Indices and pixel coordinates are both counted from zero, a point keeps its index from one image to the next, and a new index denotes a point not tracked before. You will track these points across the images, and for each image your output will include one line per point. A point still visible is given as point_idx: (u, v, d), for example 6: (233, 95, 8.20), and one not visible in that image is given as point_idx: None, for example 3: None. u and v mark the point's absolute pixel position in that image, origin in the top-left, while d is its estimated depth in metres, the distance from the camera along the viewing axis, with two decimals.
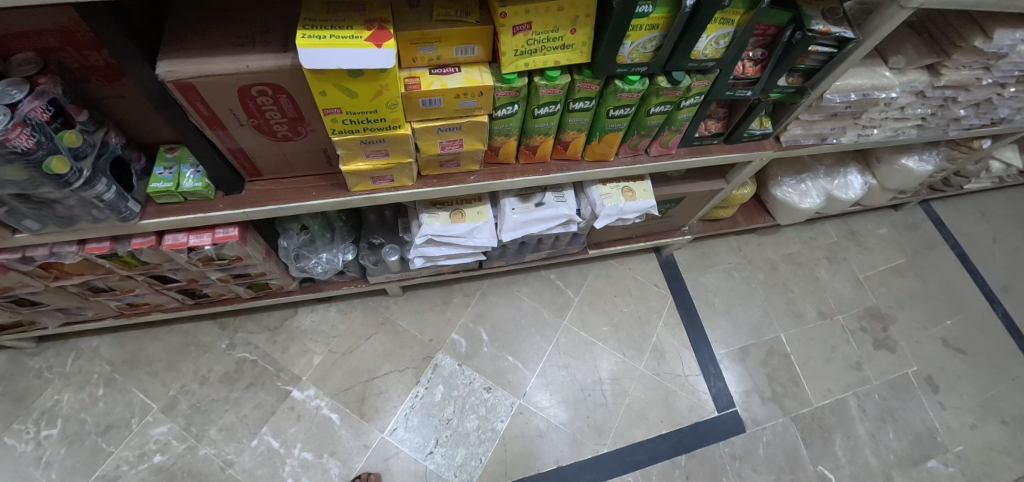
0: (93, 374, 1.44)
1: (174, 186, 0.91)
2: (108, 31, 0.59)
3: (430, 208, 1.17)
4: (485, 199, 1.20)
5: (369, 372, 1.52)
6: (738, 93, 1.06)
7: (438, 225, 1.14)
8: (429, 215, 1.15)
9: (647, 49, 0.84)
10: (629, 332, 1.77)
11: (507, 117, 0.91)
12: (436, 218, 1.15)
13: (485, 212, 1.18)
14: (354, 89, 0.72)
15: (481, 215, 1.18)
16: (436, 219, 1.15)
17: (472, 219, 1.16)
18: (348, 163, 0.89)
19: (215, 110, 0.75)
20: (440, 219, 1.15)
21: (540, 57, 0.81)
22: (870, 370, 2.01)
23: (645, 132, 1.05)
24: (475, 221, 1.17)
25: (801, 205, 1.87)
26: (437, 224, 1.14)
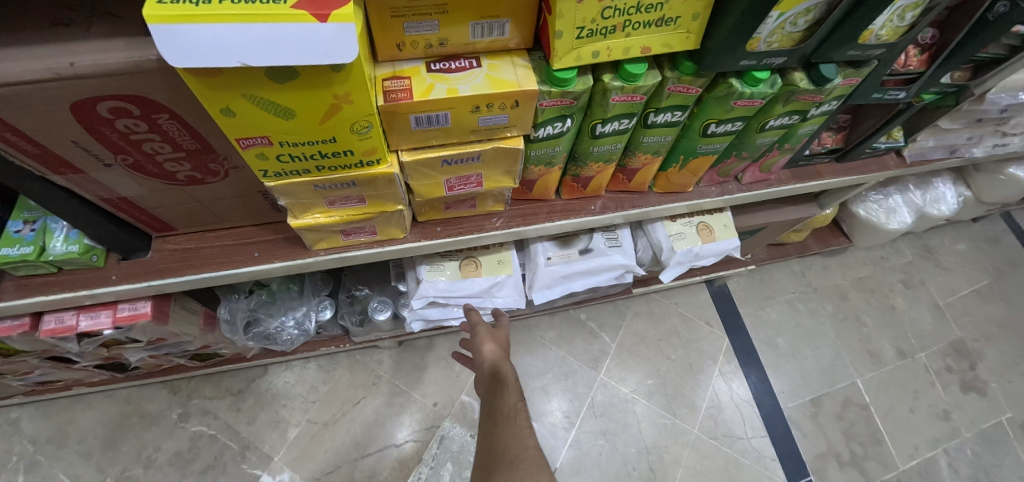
0: (10, 457, 1.12)
1: (35, 253, 0.57)
2: None
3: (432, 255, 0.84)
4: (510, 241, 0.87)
5: (358, 449, 1.19)
6: (887, 95, 0.72)
7: (445, 283, 0.82)
8: (430, 268, 0.83)
9: (795, 28, 0.51)
10: (678, 384, 1.45)
11: (551, 139, 0.57)
12: (439, 272, 0.83)
13: (509, 262, 0.85)
14: (288, 105, 0.39)
15: (506, 267, 0.85)
16: (440, 274, 0.83)
17: (490, 272, 0.84)
18: (301, 216, 0.57)
19: (48, 146, 0.42)
20: (447, 274, 0.83)
21: (620, 41, 0.47)
22: (960, 420, 1.65)
23: (748, 153, 0.72)
24: (495, 276, 0.84)
25: (887, 224, 1.52)
26: (442, 280, 0.82)
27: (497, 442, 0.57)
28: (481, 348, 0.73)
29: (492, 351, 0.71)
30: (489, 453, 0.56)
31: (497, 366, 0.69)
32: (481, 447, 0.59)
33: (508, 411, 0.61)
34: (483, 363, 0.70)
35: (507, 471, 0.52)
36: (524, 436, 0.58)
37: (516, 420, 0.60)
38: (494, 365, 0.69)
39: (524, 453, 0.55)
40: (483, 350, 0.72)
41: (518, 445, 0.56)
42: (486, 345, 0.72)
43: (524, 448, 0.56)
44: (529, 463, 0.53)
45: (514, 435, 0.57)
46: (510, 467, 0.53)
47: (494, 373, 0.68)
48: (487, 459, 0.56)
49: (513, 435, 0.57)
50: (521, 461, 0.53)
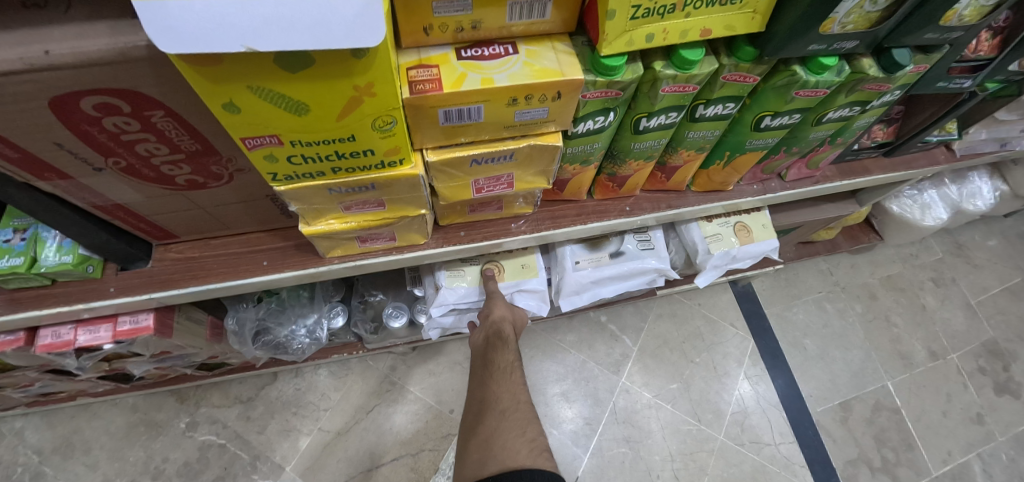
0: (15, 468, 1.09)
1: (25, 265, 0.53)
2: None
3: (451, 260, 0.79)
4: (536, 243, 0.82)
5: (372, 459, 1.15)
6: (953, 84, 0.66)
7: (464, 290, 0.78)
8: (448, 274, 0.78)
9: (874, 7, 0.44)
10: (703, 388, 1.39)
11: (589, 135, 0.51)
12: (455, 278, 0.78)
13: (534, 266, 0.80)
14: (300, 99, 0.33)
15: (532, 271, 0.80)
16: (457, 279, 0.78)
17: (512, 276, 0.79)
18: (311, 224, 0.51)
19: (29, 149, 0.37)
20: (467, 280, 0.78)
21: (678, 23, 0.41)
22: (995, 424, 1.58)
23: (799, 147, 0.66)
24: (517, 280, 0.79)
25: (922, 221, 1.45)
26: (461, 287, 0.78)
27: (489, 393, 0.62)
28: (493, 309, 0.73)
29: (502, 308, 0.74)
30: (482, 401, 0.61)
31: (502, 323, 0.71)
32: (472, 396, 0.64)
33: (506, 368, 0.64)
34: (488, 317, 0.73)
35: (497, 418, 0.57)
36: (515, 391, 0.62)
37: (511, 376, 0.64)
38: (499, 322, 0.71)
39: (512, 405, 0.59)
40: (494, 310, 0.73)
41: (514, 403, 0.60)
42: (498, 304, 0.74)
43: (512, 401, 0.60)
44: (513, 416, 0.57)
45: (507, 388, 0.62)
46: (500, 416, 0.57)
47: (498, 331, 0.70)
48: (479, 407, 0.61)
49: (505, 387, 0.62)
50: (509, 413, 0.58)
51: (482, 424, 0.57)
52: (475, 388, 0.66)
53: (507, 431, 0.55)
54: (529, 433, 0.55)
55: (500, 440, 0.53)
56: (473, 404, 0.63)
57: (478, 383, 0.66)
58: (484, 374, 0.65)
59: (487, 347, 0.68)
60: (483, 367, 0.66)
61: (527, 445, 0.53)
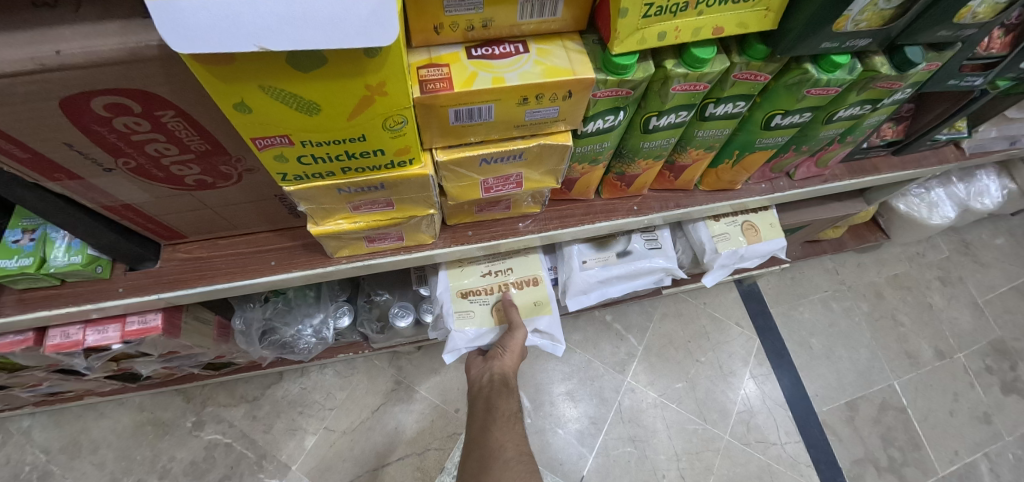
0: (24, 467, 1.10)
1: (36, 265, 0.53)
2: None
3: (458, 300, 0.77)
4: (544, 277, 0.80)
5: (378, 458, 1.15)
6: (964, 82, 0.65)
7: (476, 332, 0.76)
8: (457, 316, 0.76)
9: (888, 4, 0.44)
10: (709, 388, 1.39)
11: (599, 134, 0.51)
12: (466, 319, 0.76)
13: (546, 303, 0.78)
14: (312, 99, 0.33)
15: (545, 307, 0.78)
16: (468, 321, 0.76)
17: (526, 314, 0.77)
18: (320, 223, 0.51)
19: (39, 149, 0.37)
20: (479, 321, 0.76)
21: (690, 21, 0.40)
22: (1002, 424, 1.57)
23: (809, 146, 0.65)
24: (531, 318, 0.77)
25: (930, 220, 1.44)
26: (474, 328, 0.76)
27: (491, 440, 0.60)
28: (505, 352, 0.72)
29: (511, 357, 0.73)
30: (484, 447, 0.59)
31: (509, 369, 0.72)
32: (471, 443, 0.61)
33: (508, 416, 0.64)
34: (495, 360, 0.72)
35: (501, 466, 0.56)
36: (517, 440, 0.61)
37: (512, 425, 0.63)
38: (504, 367, 0.72)
39: (515, 456, 0.58)
40: (504, 355, 0.72)
41: (517, 452, 0.59)
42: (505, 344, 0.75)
43: (514, 452, 0.59)
44: (516, 468, 0.56)
45: (510, 437, 0.61)
46: (504, 467, 0.56)
47: (502, 376, 0.71)
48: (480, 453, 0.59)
49: (508, 437, 0.61)
50: (512, 463, 0.57)
51: (487, 472, 0.55)
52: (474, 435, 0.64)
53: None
54: None
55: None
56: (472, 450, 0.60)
57: (477, 429, 0.64)
58: (486, 418, 0.64)
59: (490, 393, 0.69)
60: (485, 411, 0.65)
61: None
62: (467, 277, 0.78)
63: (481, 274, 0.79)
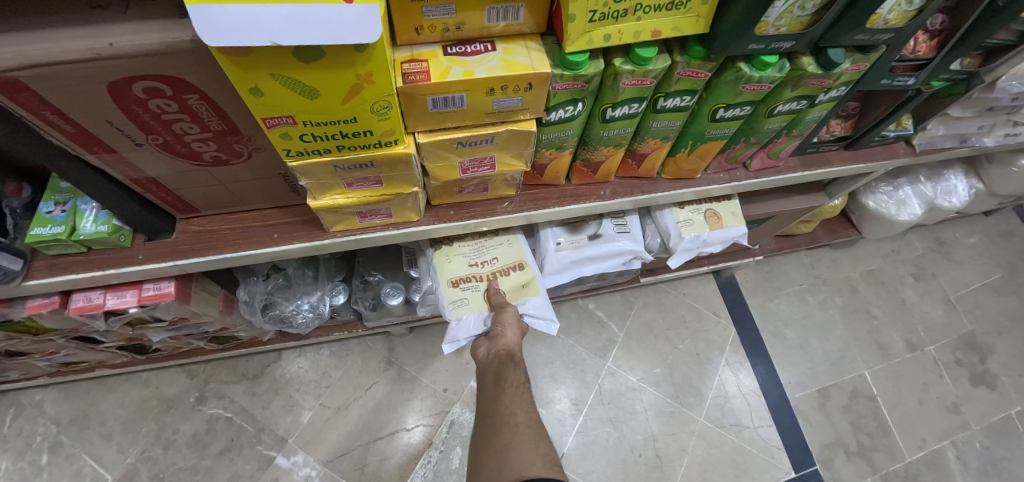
0: (36, 437, 1.17)
1: (67, 233, 0.61)
2: None
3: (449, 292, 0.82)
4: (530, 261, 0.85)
5: (371, 433, 1.22)
6: (897, 81, 0.73)
7: (474, 319, 0.80)
8: (453, 306, 0.80)
9: (803, 13, 0.52)
10: (687, 373, 1.47)
11: (562, 122, 0.59)
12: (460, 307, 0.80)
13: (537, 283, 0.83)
14: (313, 85, 0.40)
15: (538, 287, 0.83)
16: (463, 309, 0.80)
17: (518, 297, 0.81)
18: (318, 197, 0.59)
19: (84, 124, 0.45)
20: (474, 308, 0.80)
21: (631, 25, 0.48)
22: (969, 413, 1.64)
23: (756, 138, 0.73)
24: (523, 300, 0.82)
25: (897, 216, 1.52)
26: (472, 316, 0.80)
27: (501, 408, 0.64)
28: (507, 329, 0.75)
29: (513, 332, 0.76)
30: (495, 416, 0.63)
31: (513, 344, 0.74)
32: (482, 411, 0.66)
33: (515, 384, 0.67)
34: (498, 337, 0.75)
35: (511, 432, 0.60)
36: (524, 406, 0.64)
37: (521, 392, 0.67)
38: (509, 343, 0.74)
39: (525, 422, 0.62)
40: (507, 332, 0.75)
41: (526, 418, 0.62)
42: (507, 322, 0.76)
43: (524, 418, 0.63)
44: (527, 433, 0.60)
45: (519, 404, 0.64)
46: (513, 433, 0.59)
47: (508, 350, 0.73)
48: (491, 423, 0.62)
49: (517, 404, 0.64)
50: (522, 428, 0.61)
51: (498, 437, 0.59)
52: (485, 405, 0.67)
53: (523, 446, 0.57)
54: (544, 449, 0.57)
55: (514, 452, 0.56)
56: (484, 419, 0.65)
57: (489, 399, 0.67)
58: (496, 389, 0.67)
59: (499, 367, 0.71)
60: (494, 382, 0.68)
61: (542, 459, 0.56)
62: (455, 268, 0.83)
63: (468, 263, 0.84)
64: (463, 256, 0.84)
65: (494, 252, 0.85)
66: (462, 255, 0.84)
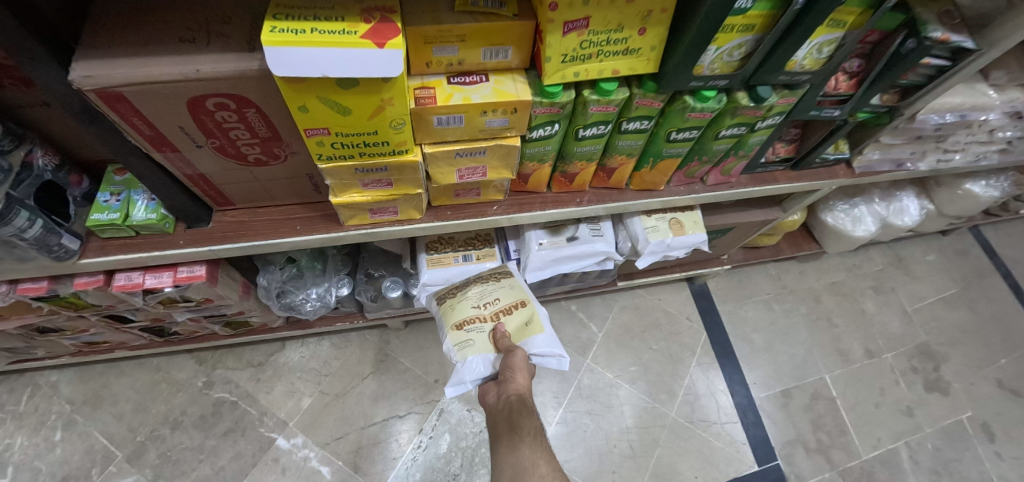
0: (50, 416, 1.25)
1: (122, 218, 0.72)
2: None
3: (457, 336, 0.95)
4: (528, 300, 1.00)
5: (366, 418, 1.32)
6: (824, 112, 0.87)
7: (480, 358, 0.94)
8: (460, 347, 0.94)
9: (732, 58, 0.66)
10: (660, 372, 1.59)
11: (542, 139, 0.71)
12: (468, 349, 0.94)
13: (535, 321, 0.98)
14: (346, 105, 0.53)
15: (537, 324, 0.98)
16: (471, 351, 0.94)
17: (520, 337, 0.96)
18: (339, 195, 0.71)
19: (161, 129, 0.57)
20: (481, 349, 0.94)
21: (595, 65, 0.61)
22: (922, 417, 1.77)
23: (708, 158, 0.87)
24: (526, 338, 0.96)
25: (854, 232, 1.67)
26: (479, 355, 0.94)
27: (523, 458, 0.69)
28: (516, 374, 0.87)
29: (521, 377, 0.87)
30: (517, 466, 0.68)
31: (523, 389, 0.85)
32: (501, 459, 0.71)
33: (532, 432, 0.74)
34: (509, 382, 0.86)
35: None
36: (542, 454, 0.71)
37: (538, 439, 0.74)
38: (520, 390, 0.84)
39: (548, 472, 0.67)
40: (517, 377, 0.86)
41: (549, 468, 0.68)
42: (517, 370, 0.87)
43: (545, 469, 0.68)
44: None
45: (539, 455, 0.70)
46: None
47: (520, 397, 0.82)
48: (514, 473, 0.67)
49: (536, 453, 0.71)
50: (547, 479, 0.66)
51: None
52: (502, 453, 0.73)
53: None
54: None
55: None
56: (504, 468, 0.69)
57: (506, 448, 0.73)
58: (512, 437, 0.74)
59: (514, 411, 0.79)
60: (511, 429, 0.75)
61: None
62: (461, 313, 0.97)
63: (471, 307, 0.98)
64: (467, 302, 0.99)
65: (495, 294, 0.99)
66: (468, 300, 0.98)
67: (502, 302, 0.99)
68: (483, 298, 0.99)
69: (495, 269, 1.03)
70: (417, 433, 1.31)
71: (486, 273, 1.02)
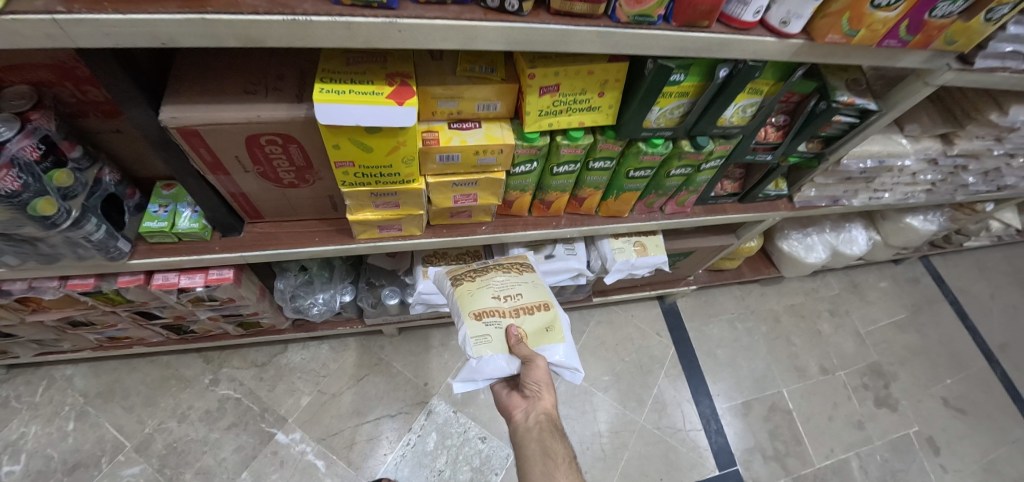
0: (64, 407, 1.34)
1: (169, 226, 0.86)
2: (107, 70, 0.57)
3: (477, 327, 0.93)
4: (548, 303, 1.01)
5: (360, 416, 1.43)
6: (758, 157, 1.06)
7: (495, 356, 0.91)
8: (478, 341, 0.91)
9: (674, 115, 0.83)
10: (631, 382, 1.75)
11: (524, 174, 0.88)
12: (487, 345, 0.92)
13: (556, 328, 0.98)
14: (370, 144, 0.69)
15: (557, 333, 0.98)
16: (489, 348, 0.91)
17: (539, 341, 0.96)
18: (355, 213, 0.86)
19: (219, 156, 0.72)
20: (500, 347, 0.93)
21: (565, 118, 0.78)
22: (872, 430, 1.90)
23: (663, 191, 1.04)
24: (543, 343, 0.96)
25: (807, 259, 1.85)
26: (497, 354, 0.92)
27: None
28: (542, 391, 0.89)
29: (547, 395, 0.90)
30: None
31: (551, 410, 0.88)
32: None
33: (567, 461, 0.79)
34: (537, 401, 0.89)
35: None
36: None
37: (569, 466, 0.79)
38: (548, 410, 0.88)
39: None
40: (542, 396, 0.89)
41: None
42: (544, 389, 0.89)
43: None
44: None
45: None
46: None
47: (548, 418, 0.87)
48: None
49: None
50: None
51: None
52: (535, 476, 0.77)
53: None
54: None
55: None
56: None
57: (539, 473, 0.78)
58: (547, 462, 0.78)
59: (544, 434, 0.84)
60: (545, 455, 0.80)
61: None
62: (483, 304, 0.95)
63: (493, 299, 0.97)
64: (487, 293, 0.98)
65: (515, 291, 1.00)
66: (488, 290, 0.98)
67: (523, 301, 0.99)
68: (504, 292, 0.99)
69: (513, 263, 1.07)
70: (407, 432, 1.43)
71: (506, 265, 1.06)
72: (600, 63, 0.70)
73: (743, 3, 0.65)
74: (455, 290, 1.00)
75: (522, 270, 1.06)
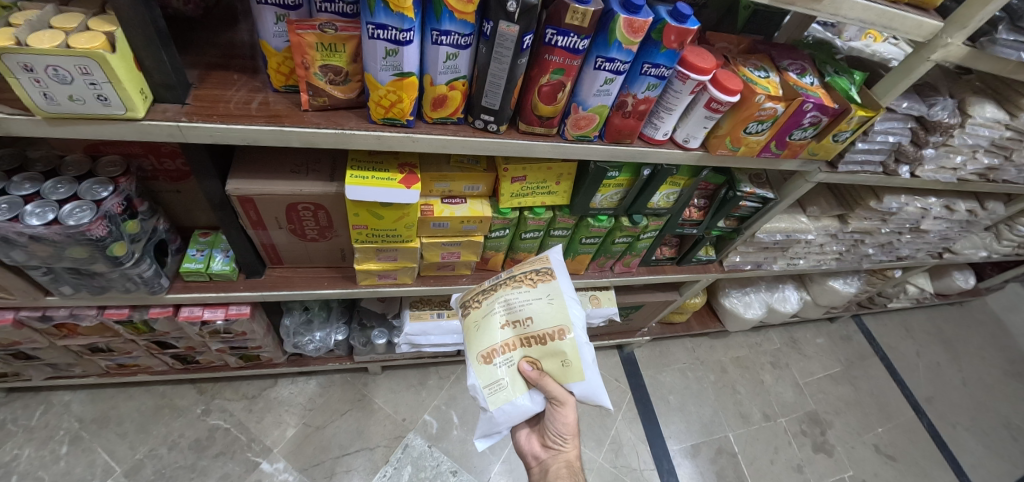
0: (58, 431, 1.42)
1: (205, 268, 1.05)
2: (197, 156, 0.79)
3: (488, 372, 0.95)
4: (568, 327, 0.97)
5: (340, 449, 1.55)
6: (686, 230, 1.33)
7: (514, 396, 0.95)
8: (493, 390, 0.94)
9: (614, 198, 1.10)
10: (591, 422, 1.93)
11: (499, 237, 1.12)
12: (500, 389, 0.95)
13: (573, 362, 0.97)
14: (382, 213, 0.92)
15: (575, 368, 0.97)
16: (503, 393, 0.95)
17: (565, 376, 0.97)
18: (361, 263, 1.07)
19: (263, 217, 0.93)
20: (516, 388, 0.96)
21: (530, 198, 1.04)
22: (811, 473, 2.06)
23: (610, 254, 1.31)
24: (570, 377, 0.97)
25: (745, 314, 2.12)
26: (514, 399, 0.95)
27: None
28: (565, 444, 1.03)
29: (572, 445, 1.04)
30: None
31: (573, 457, 1.04)
32: None
33: None
34: (561, 451, 1.04)
35: None
36: None
37: None
38: (571, 459, 1.03)
39: None
40: (567, 446, 1.04)
41: None
42: (569, 442, 1.03)
43: None
44: None
45: None
46: None
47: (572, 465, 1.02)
48: None
49: None
50: None
51: None
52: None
53: None
54: None
55: None
56: None
57: None
58: None
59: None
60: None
61: None
62: (488, 343, 0.96)
63: (500, 332, 0.97)
64: (497, 324, 0.98)
65: (526, 315, 0.97)
66: (496, 319, 0.98)
67: (534, 329, 0.97)
68: (514, 320, 0.97)
69: (527, 274, 1.03)
70: (383, 465, 1.54)
71: (518, 278, 1.02)
72: (556, 162, 0.97)
73: (655, 128, 0.93)
74: (466, 319, 1.04)
75: (536, 282, 1.01)
